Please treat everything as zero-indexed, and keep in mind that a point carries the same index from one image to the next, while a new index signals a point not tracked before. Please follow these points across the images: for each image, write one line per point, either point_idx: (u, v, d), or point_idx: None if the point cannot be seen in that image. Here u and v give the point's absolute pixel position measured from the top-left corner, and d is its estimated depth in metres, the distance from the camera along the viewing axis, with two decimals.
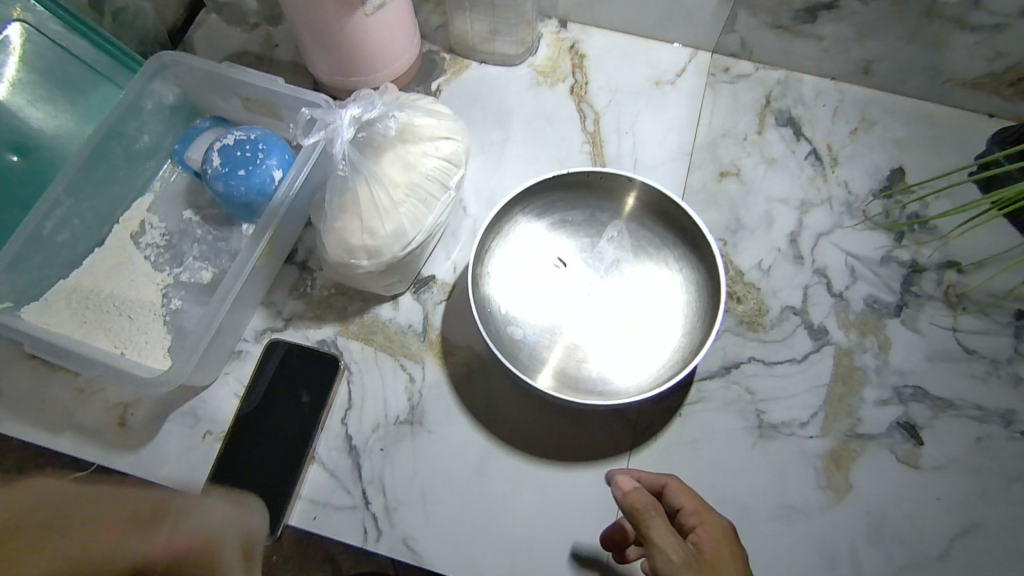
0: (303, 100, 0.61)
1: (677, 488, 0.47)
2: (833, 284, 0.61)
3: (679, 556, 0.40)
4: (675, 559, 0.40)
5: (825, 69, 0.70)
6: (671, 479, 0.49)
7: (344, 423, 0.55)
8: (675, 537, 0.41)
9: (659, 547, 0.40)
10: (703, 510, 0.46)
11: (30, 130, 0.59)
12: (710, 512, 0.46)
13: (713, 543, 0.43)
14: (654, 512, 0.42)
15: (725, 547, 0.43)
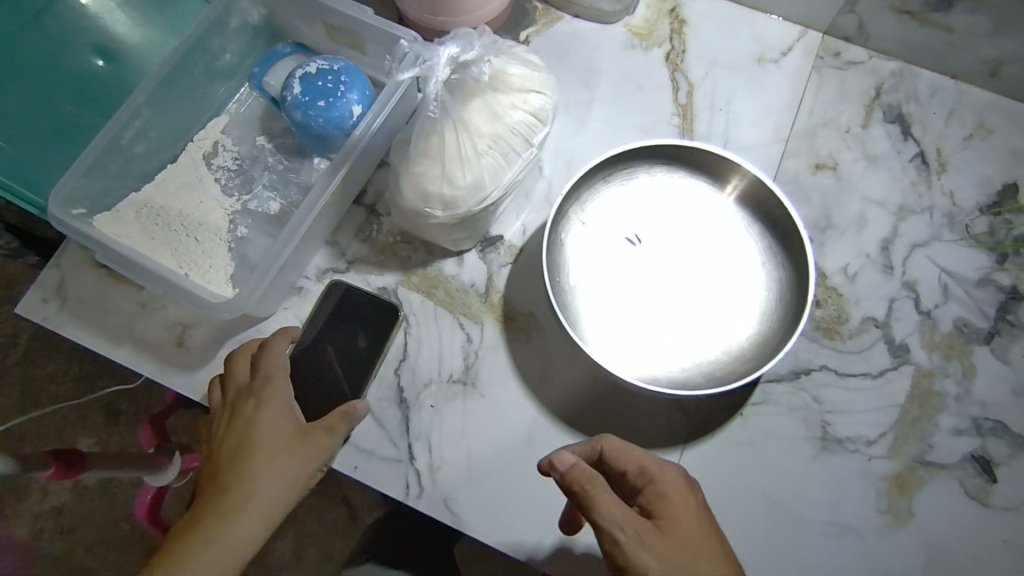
0: (390, 34, 0.59)
1: (613, 450, 0.45)
2: (921, 301, 0.58)
3: (630, 540, 0.39)
4: (627, 542, 0.39)
5: (947, 65, 0.64)
6: (604, 437, 0.46)
7: (397, 374, 0.55)
8: (624, 516, 0.39)
9: (608, 534, 0.39)
10: (651, 465, 0.44)
11: (115, 34, 0.58)
12: (659, 464, 0.44)
13: (670, 507, 0.42)
14: (596, 488, 0.40)
15: (681, 505, 0.42)
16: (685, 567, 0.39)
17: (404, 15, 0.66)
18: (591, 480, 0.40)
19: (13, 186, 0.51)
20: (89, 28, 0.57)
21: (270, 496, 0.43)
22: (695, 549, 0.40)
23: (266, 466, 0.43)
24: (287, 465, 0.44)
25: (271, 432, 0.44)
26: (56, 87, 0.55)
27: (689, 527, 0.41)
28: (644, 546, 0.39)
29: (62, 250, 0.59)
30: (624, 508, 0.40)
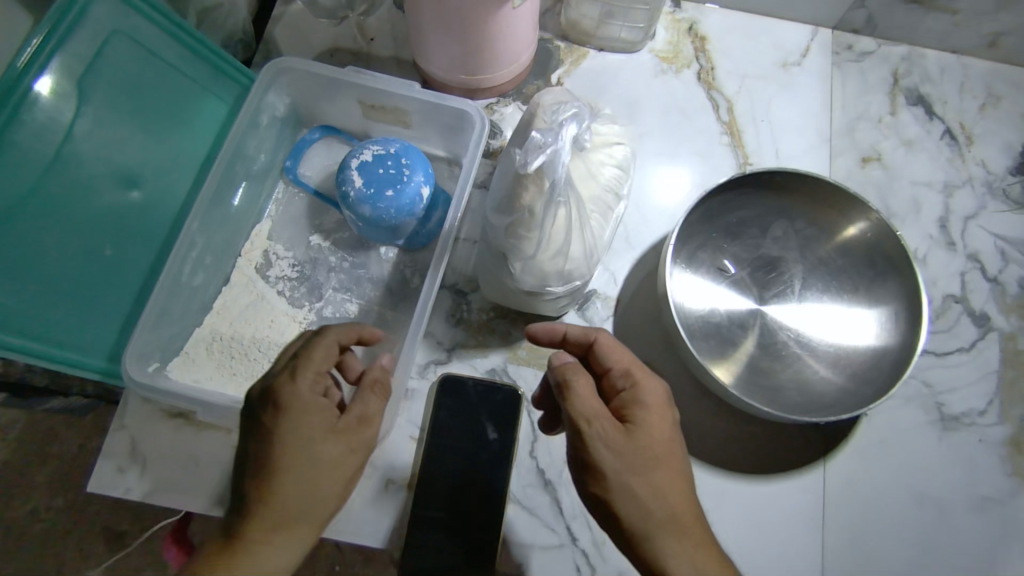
0: (442, 107, 0.56)
1: (605, 345, 0.44)
2: (987, 269, 0.61)
3: (598, 433, 0.38)
4: (587, 435, 0.38)
5: (949, 43, 0.68)
6: (601, 332, 0.45)
7: (534, 457, 0.52)
8: (595, 410, 0.39)
9: (581, 427, 0.39)
10: (634, 370, 0.42)
11: (135, 159, 0.52)
12: (644, 372, 0.42)
13: (652, 422, 0.40)
14: (570, 381, 0.40)
15: (656, 417, 0.40)
16: (642, 473, 0.38)
17: (429, 78, 0.64)
18: (571, 373, 0.41)
19: (69, 356, 0.48)
20: (104, 158, 0.50)
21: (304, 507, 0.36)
22: (653, 457, 0.38)
23: (293, 476, 0.36)
24: (318, 474, 0.37)
25: (304, 440, 0.37)
26: (94, 228, 0.50)
27: (658, 437, 0.39)
28: (605, 444, 0.38)
29: (123, 408, 0.53)
30: (596, 403, 0.40)
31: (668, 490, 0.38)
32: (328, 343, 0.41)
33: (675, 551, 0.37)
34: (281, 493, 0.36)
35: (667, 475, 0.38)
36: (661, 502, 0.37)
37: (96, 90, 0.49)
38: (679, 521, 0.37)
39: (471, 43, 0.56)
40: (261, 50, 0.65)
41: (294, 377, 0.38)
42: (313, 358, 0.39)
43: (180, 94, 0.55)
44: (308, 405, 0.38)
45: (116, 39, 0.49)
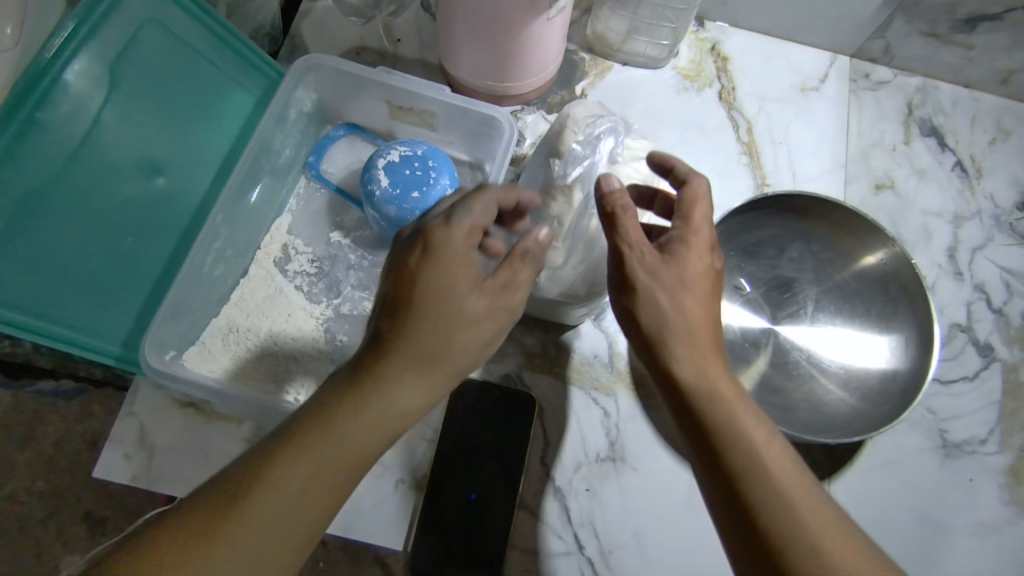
0: (473, 113, 0.56)
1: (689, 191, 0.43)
2: (992, 300, 0.62)
3: (630, 251, 0.41)
4: (625, 261, 0.41)
5: (962, 77, 0.70)
6: (698, 178, 0.44)
7: (544, 464, 0.53)
8: (635, 234, 0.41)
9: (620, 251, 0.41)
10: (691, 213, 0.42)
11: (161, 148, 0.52)
12: (705, 216, 0.42)
13: (700, 276, 0.41)
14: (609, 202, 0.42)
15: (698, 257, 0.41)
16: (670, 292, 0.40)
17: (455, 82, 0.64)
18: (605, 183, 0.43)
19: (86, 341, 0.47)
20: (130, 145, 0.50)
21: (359, 455, 0.35)
22: (695, 331, 0.40)
23: (374, 397, 0.35)
24: (394, 406, 0.35)
25: (405, 350, 0.36)
26: (116, 214, 0.49)
27: (695, 268, 0.41)
28: (643, 265, 0.41)
29: (133, 395, 0.53)
30: (640, 235, 0.42)
31: (693, 316, 0.40)
32: (484, 199, 0.40)
33: (705, 398, 0.39)
34: (349, 417, 0.34)
35: (706, 347, 0.40)
36: (683, 317, 0.40)
37: (122, 75, 0.48)
38: (718, 397, 0.39)
39: (502, 51, 0.57)
40: (287, 46, 0.65)
41: (432, 248, 0.37)
42: (479, 213, 0.39)
43: (209, 83, 0.55)
44: (482, 314, 0.37)
45: (145, 25, 0.49)
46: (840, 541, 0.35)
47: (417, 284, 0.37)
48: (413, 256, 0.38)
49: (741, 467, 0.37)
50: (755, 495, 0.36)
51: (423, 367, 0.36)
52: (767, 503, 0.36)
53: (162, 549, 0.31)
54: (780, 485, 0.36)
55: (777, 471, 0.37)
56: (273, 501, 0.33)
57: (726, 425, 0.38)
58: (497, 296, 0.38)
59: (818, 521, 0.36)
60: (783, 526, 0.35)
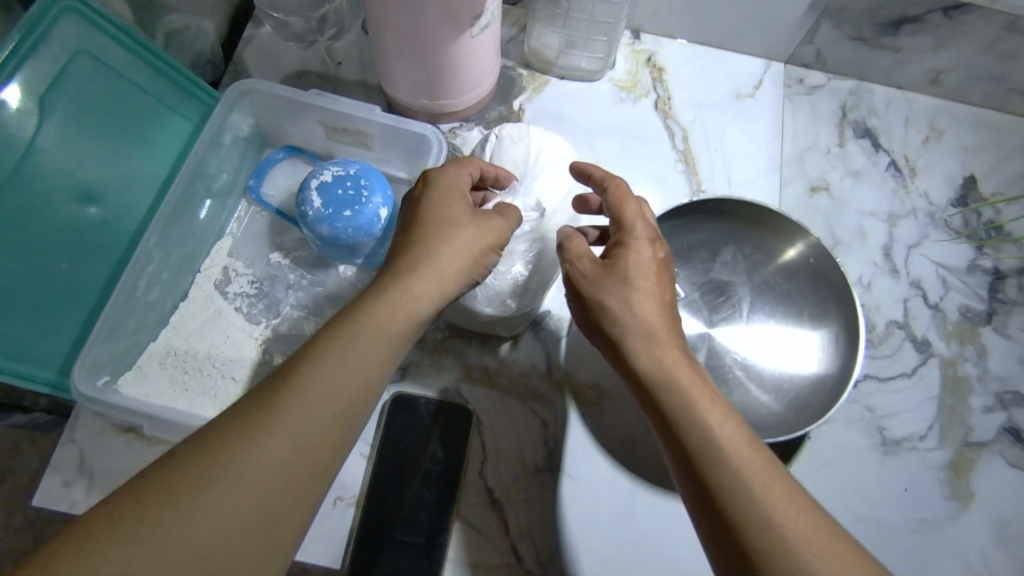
0: (405, 131, 0.57)
1: (613, 195, 0.46)
2: (928, 295, 0.64)
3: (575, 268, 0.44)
4: (570, 279, 0.45)
5: (895, 79, 0.71)
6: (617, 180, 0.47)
7: (482, 476, 0.54)
8: (580, 252, 0.45)
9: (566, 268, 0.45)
10: (621, 212, 0.46)
11: (96, 174, 0.53)
12: (635, 213, 0.45)
13: (643, 276, 0.43)
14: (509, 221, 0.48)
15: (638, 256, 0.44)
16: (617, 295, 0.42)
17: (393, 100, 0.65)
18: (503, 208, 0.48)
19: (18, 368, 0.48)
20: (64, 172, 0.51)
21: (374, 360, 0.39)
22: (646, 326, 0.42)
23: (360, 345, 0.39)
24: (404, 302, 0.41)
25: (411, 262, 0.42)
26: (49, 244, 0.50)
27: (638, 264, 0.43)
28: (588, 279, 0.44)
29: (73, 422, 0.53)
30: (584, 249, 0.45)
31: (645, 317, 0.42)
32: (466, 163, 0.49)
33: (666, 390, 0.40)
34: (359, 324, 0.39)
35: (666, 344, 0.41)
36: (631, 317, 0.42)
37: (54, 107, 0.49)
38: (682, 391, 0.39)
39: (433, 66, 0.58)
40: (229, 71, 0.66)
41: (431, 183, 0.46)
42: (466, 162, 0.49)
43: (144, 111, 0.56)
44: (472, 225, 0.45)
45: (77, 56, 0.50)
46: (803, 520, 0.36)
47: (425, 210, 0.45)
48: (415, 203, 0.46)
49: (703, 456, 0.37)
50: (719, 483, 0.37)
51: (425, 266, 0.42)
52: (729, 488, 0.36)
53: (182, 467, 0.34)
54: (743, 471, 0.37)
55: (739, 457, 0.37)
56: (294, 406, 0.36)
57: (692, 420, 0.38)
58: (477, 215, 0.46)
59: (778, 500, 0.36)
60: (745, 508, 0.36)
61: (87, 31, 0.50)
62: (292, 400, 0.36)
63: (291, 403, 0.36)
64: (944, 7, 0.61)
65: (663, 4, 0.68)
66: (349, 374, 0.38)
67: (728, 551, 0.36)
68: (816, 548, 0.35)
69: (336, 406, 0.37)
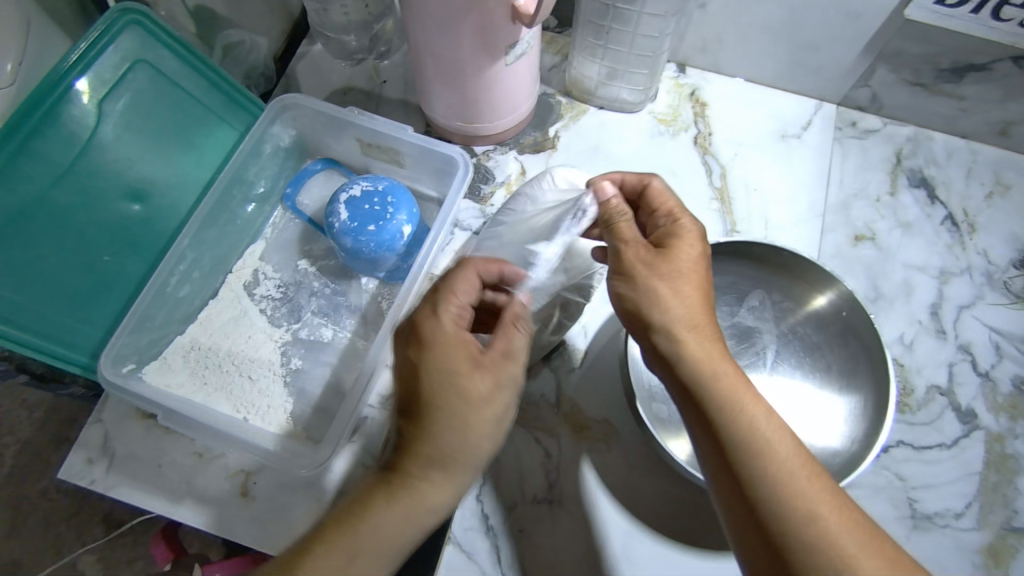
0: (435, 152, 0.59)
1: (659, 189, 0.47)
2: (978, 362, 0.59)
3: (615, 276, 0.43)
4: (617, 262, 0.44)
5: (958, 128, 0.67)
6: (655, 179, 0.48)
7: (478, 501, 0.53)
8: (631, 235, 0.44)
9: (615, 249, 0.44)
10: (669, 206, 0.46)
11: (145, 174, 0.57)
12: (680, 208, 0.46)
13: (692, 261, 0.42)
14: (525, 331, 0.42)
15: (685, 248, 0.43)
16: (666, 281, 0.42)
17: (432, 121, 0.67)
18: (511, 318, 0.42)
19: (56, 350, 0.51)
20: (116, 171, 0.54)
21: (385, 548, 0.38)
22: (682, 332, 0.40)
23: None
24: (410, 513, 0.38)
25: (421, 454, 0.39)
26: (95, 237, 0.54)
27: (687, 259, 0.42)
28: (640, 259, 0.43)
29: (102, 404, 0.56)
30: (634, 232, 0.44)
31: (693, 303, 0.41)
32: (460, 284, 0.43)
33: (713, 394, 0.39)
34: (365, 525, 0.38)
35: (700, 341, 0.40)
36: (678, 307, 0.41)
37: (112, 113, 0.53)
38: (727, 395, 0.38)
39: (470, 90, 0.59)
40: (281, 84, 0.70)
41: (424, 346, 0.40)
42: (458, 289, 0.42)
43: (194, 119, 0.60)
44: (482, 399, 0.39)
45: (137, 67, 0.54)
46: (853, 534, 0.35)
47: (425, 377, 0.39)
48: (411, 350, 0.41)
49: (749, 465, 0.37)
50: (763, 498, 0.36)
51: (444, 467, 0.39)
52: (774, 499, 0.36)
53: None
54: (789, 481, 0.36)
55: (784, 463, 0.36)
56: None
57: (738, 430, 0.38)
58: (488, 366, 0.40)
59: (828, 512, 0.35)
60: (792, 523, 0.35)
61: (148, 43, 0.55)
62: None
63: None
64: (1013, 57, 0.56)
65: (711, 39, 0.67)
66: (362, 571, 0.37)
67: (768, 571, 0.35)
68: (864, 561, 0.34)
69: None
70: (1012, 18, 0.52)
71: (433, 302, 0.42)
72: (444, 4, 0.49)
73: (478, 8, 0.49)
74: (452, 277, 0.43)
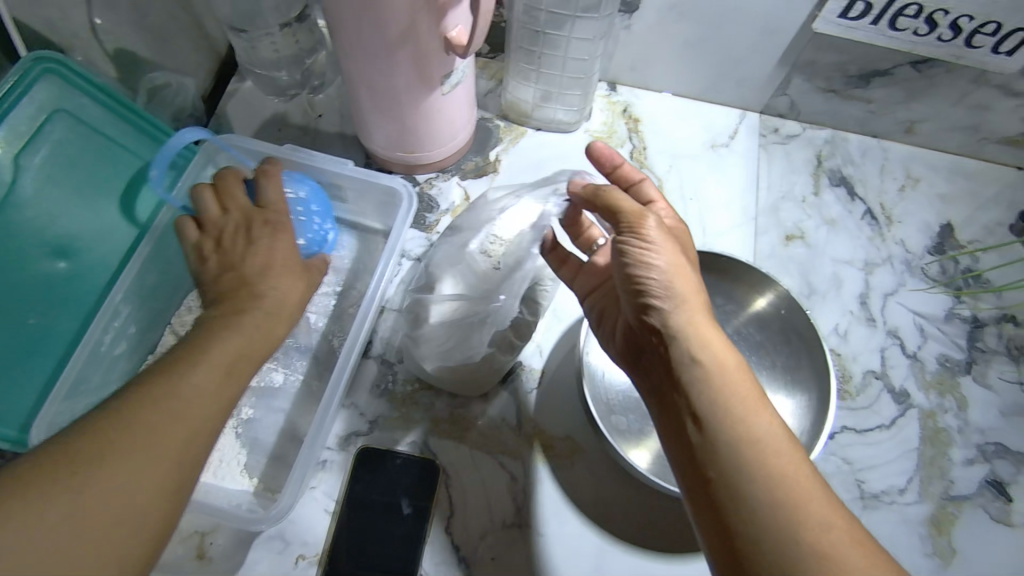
0: (375, 184, 0.59)
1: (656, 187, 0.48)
2: (906, 345, 0.63)
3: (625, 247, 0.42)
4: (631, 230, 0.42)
5: (869, 129, 0.72)
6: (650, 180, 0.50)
7: (448, 533, 0.52)
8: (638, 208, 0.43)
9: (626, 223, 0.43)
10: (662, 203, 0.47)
11: (71, 228, 0.54)
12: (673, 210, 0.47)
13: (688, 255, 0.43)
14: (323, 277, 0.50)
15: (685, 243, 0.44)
16: (679, 262, 0.41)
17: (372, 153, 0.67)
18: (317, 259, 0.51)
19: None
20: (40, 227, 0.52)
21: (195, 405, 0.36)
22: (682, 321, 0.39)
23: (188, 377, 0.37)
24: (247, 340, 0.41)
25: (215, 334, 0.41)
26: (19, 299, 0.51)
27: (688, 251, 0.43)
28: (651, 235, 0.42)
29: None
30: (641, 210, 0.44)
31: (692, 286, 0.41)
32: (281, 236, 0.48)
33: (702, 387, 0.37)
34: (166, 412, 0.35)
35: (703, 322, 0.39)
36: (681, 287, 0.40)
37: (30, 166, 0.51)
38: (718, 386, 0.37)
39: (408, 121, 0.59)
40: (212, 125, 0.68)
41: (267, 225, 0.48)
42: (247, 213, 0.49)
43: (121, 167, 0.58)
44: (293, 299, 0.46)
45: (57, 117, 0.52)
46: (845, 528, 0.33)
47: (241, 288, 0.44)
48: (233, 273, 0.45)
49: (732, 456, 0.35)
50: (744, 487, 0.34)
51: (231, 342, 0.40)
52: (756, 494, 0.33)
53: None
54: (779, 465, 0.34)
55: (776, 459, 0.34)
56: (93, 482, 0.31)
57: (727, 422, 0.36)
58: (300, 270, 0.47)
59: (816, 512, 0.33)
60: (773, 518, 0.33)
61: (67, 91, 0.53)
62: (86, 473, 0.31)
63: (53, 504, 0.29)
64: (911, 61, 0.61)
65: (638, 58, 0.70)
66: (151, 468, 0.33)
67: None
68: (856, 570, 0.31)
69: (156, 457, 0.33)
70: (907, 27, 0.57)
71: (249, 226, 0.48)
72: (377, 39, 0.49)
73: (411, 41, 0.50)
74: (229, 182, 0.50)
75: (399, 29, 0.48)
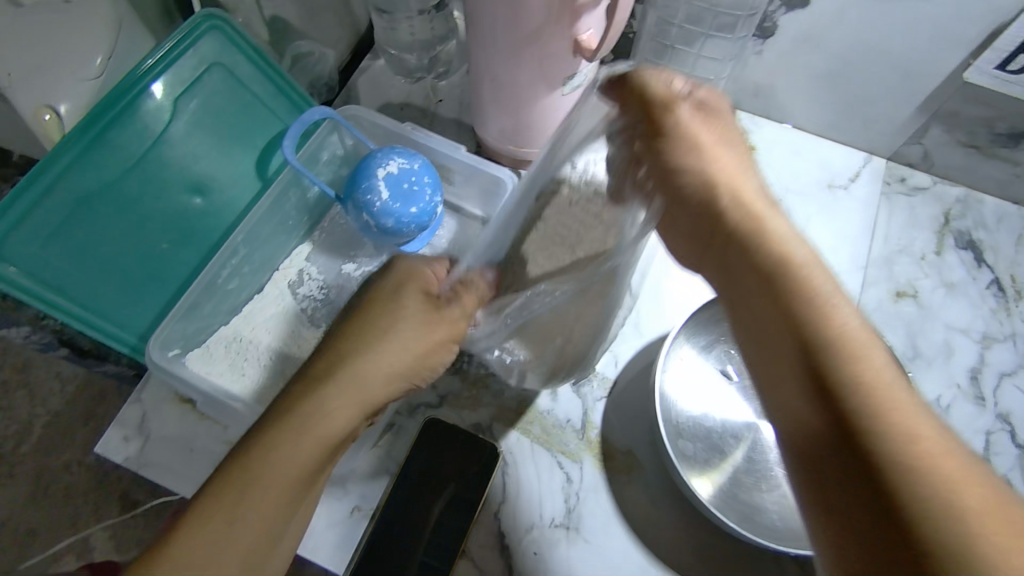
0: (483, 171, 0.61)
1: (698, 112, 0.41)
2: (1017, 433, 0.57)
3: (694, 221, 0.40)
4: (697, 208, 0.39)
5: (1010, 194, 0.66)
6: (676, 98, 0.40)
7: (497, 519, 0.53)
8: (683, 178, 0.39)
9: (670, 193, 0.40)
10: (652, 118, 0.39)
11: (209, 170, 0.60)
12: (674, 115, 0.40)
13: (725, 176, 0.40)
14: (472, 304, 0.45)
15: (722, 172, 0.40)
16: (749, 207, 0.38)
17: (484, 142, 0.69)
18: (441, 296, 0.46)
19: (107, 329, 0.54)
20: (181, 164, 0.58)
21: (322, 429, 0.40)
22: (759, 220, 0.37)
23: (312, 413, 0.40)
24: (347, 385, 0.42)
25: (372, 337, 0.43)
26: (154, 223, 0.57)
27: (720, 162, 0.40)
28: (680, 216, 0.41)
29: (143, 384, 0.58)
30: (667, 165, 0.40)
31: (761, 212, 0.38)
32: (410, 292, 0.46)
33: (825, 331, 0.33)
34: (301, 427, 0.40)
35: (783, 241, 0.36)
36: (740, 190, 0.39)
37: (180, 107, 0.57)
38: (838, 329, 0.33)
39: (523, 116, 0.61)
40: (342, 95, 0.72)
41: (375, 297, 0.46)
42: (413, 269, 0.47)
43: (260, 122, 0.63)
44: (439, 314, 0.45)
45: (212, 68, 0.58)
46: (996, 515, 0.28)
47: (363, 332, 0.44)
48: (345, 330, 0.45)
49: (864, 428, 0.30)
50: (897, 488, 0.28)
51: (375, 345, 0.43)
52: (922, 509, 0.28)
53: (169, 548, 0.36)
54: (897, 427, 0.30)
55: (888, 390, 0.31)
56: (228, 515, 0.37)
57: (874, 412, 0.30)
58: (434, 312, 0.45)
59: (959, 484, 0.28)
60: (902, 463, 0.29)
61: (228, 47, 0.58)
62: (274, 482, 0.39)
63: (249, 498, 0.38)
64: None
65: (763, 85, 0.68)
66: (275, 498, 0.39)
67: (864, 551, 0.28)
68: (993, 527, 0.27)
69: (275, 499, 0.39)
70: None
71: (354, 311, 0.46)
72: (510, 31, 0.51)
73: (541, 38, 0.51)
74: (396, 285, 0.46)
75: (531, 25, 0.49)
